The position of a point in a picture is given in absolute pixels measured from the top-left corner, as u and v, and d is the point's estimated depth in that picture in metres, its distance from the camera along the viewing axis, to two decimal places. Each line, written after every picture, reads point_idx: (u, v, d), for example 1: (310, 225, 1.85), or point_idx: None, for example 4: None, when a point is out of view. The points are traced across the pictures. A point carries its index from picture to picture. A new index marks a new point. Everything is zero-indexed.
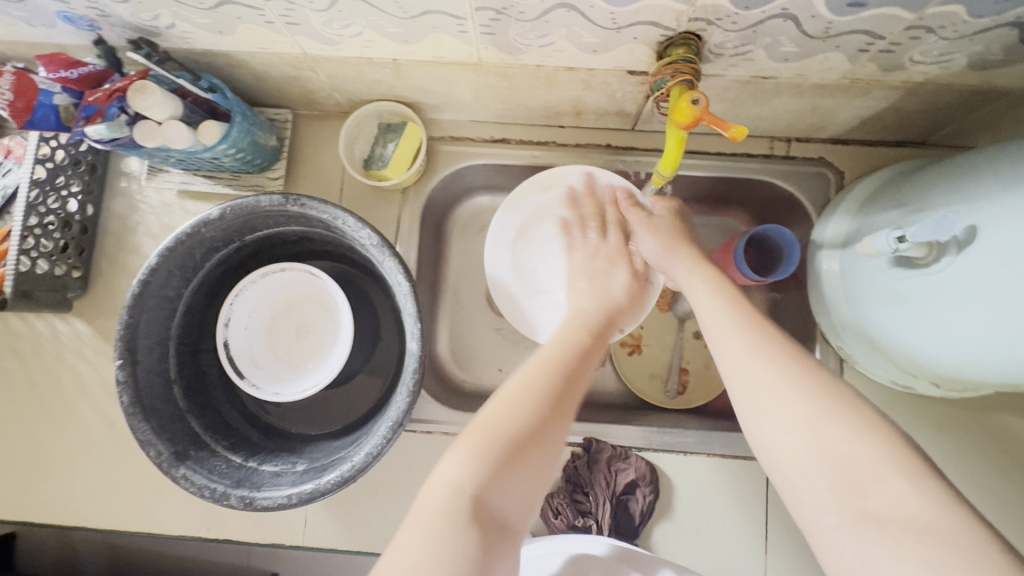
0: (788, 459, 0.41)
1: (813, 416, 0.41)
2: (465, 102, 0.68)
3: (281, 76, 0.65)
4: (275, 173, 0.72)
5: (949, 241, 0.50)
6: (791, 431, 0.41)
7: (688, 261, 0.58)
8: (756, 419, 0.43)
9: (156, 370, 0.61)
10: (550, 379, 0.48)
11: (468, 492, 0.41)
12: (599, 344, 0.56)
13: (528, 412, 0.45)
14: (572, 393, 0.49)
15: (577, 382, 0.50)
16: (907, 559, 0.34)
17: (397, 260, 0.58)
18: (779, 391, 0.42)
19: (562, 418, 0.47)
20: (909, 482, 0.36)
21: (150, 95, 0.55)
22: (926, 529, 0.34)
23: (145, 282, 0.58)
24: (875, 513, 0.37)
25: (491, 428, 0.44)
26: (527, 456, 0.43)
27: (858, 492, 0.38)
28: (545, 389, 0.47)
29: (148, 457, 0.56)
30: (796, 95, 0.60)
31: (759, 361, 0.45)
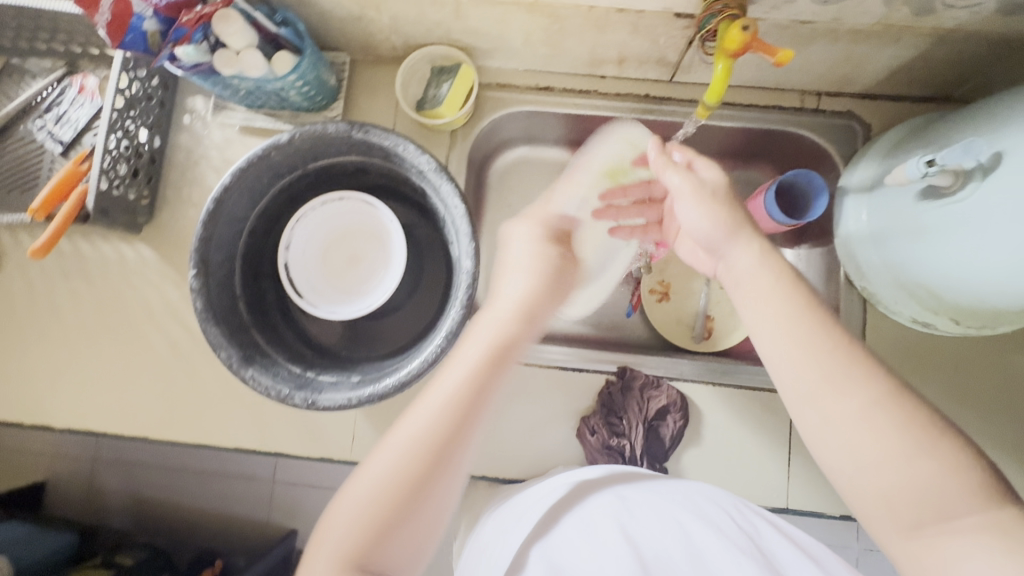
0: (862, 475, 0.43)
1: (901, 452, 0.41)
2: (515, 47, 0.73)
3: (345, 16, 0.69)
4: (333, 112, 0.77)
5: (975, 168, 0.54)
6: (829, 405, 0.43)
7: (754, 249, 0.50)
8: (831, 443, 0.44)
9: (224, 284, 0.65)
10: (434, 437, 0.46)
11: (354, 556, 0.43)
12: (505, 364, 0.50)
13: (400, 483, 0.45)
14: (462, 435, 0.47)
15: (463, 434, 0.47)
16: (976, 553, 0.38)
17: (453, 185, 0.63)
18: (816, 362, 0.44)
19: (442, 476, 0.46)
20: (976, 496, 0.40)
21: (233, 23, 0.60)
22: (995, 527, 0.38)
23: (219, 199, 0.62)
24: (896, 480, 0.41)
25: (369, 503, 0.45)
26: (398, 527, 0.45)
27: (922, 497, 0.41)
28: (421, 450, 0.46)
29: (220, 358, 0.61)
30: (831, 42, 0.64)
31: (832, 378, 0.44)
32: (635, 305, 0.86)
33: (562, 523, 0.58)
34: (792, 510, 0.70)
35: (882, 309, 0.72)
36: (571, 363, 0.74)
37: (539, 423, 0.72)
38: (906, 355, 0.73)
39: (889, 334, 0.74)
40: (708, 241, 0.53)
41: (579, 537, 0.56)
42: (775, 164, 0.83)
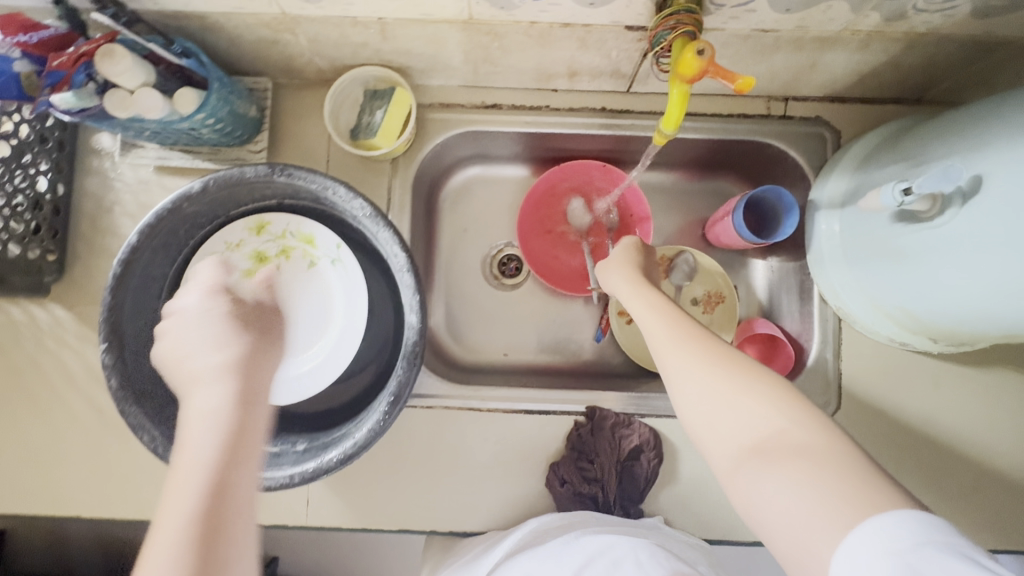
0: (700, 416, 0.43)
1: (723, 383, 0.43)
2: (454, 65, 0.66)
3: (258, 40, 0.61)
4: (257, 146, 0.69)
5: (953, 193, 0.49)
6: (696, 387, 0.44)
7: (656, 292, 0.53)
8: (678, 393, 0.45)
9: (144, 353, 0.58)
10: (207, 488, 0.38)
11: None
12: (260, 418, 0.43)
13: (176, 562, 0.35)
14: (234, 483, 0.39)
15: (236, 475, 0.39)
16: (792, 478, 0.36)
17: (391, 231, 0.57)
18: (676, 341, 0.47)
19: (221, 545, 0.37)
20: (797, 422, 0.39)
21: (120, 60, 0.52)
22: (805, 456, 0.37)
23: (127, 262, 0.55)
24: (758, 443, 0.39)
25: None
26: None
27: (750, 432, 0.40)
28: (197, 500, 0.37)
29: (142, 443, 0.54)
30: (795, 50, 0.59)
31: (680, 341, 0.47)
32: (605, 329, 0.80)
33: None
34: None
35: (859, 328, 0.69)
36: (536, 405, 0.69)
37: (508, 471, 0.68)
38: (882, 373, 0.70)
39: (866, 352, 0.71)
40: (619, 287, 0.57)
41: None
42: (743, 172, 0.78)
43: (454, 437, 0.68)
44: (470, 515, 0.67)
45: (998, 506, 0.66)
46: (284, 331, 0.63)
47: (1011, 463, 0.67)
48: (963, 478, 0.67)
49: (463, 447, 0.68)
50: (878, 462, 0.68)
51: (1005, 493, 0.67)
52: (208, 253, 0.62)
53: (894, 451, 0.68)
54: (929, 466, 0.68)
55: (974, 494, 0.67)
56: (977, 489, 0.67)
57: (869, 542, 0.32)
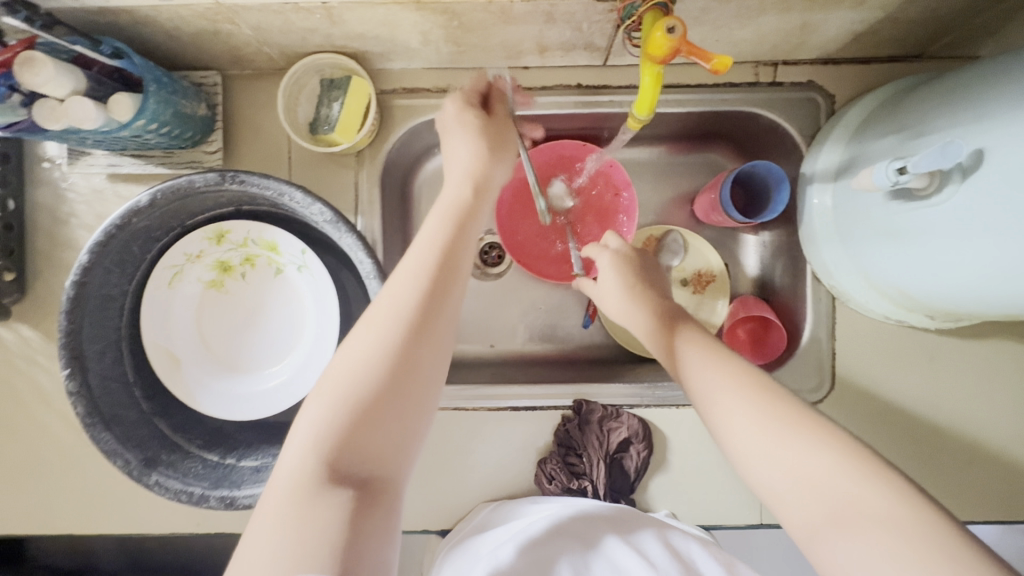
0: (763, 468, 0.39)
1: (782, 435, 0.40)
2: (414, 47, 0.61)
3: (197, 32, 0.56)
4: (212, 146, 0.65)
5: (953, 168, 0.46)
6: (765, 450, 0.40)
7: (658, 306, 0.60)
8: (733, 434, 0.42)
9: (110, 374, 0.57)
10: (410, 307, 0.45)
11: (326, 460, 0.39)
12: (468, 232, 0.51)
13: (376, 370, 0.42)
14: (446, 285, 0.47)
15: (447, 283, 0.47)
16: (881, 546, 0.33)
17: (356, 236, 0.53)
18: (748, 410, 0.42)
19: (425, 348, 0.44)
20: (870, 479, 0.36)
21: (42, 68, 0.47)
22: (884, 524, 0.34)
23: (80, 283, 0.52)
24: (856, 512, 0.35)
25: (341, 394, 0.42)
26: (385, 406, 0.42)
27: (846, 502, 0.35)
28: (405, 315, 0.44)
29: (116, 467, 0.53)
30: (783, 11, 0.54)
31: (720, 368, 0.45)
32: (593, 315, 0.77)
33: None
34: (771, 524, 0.67)
35: (854, 306, 0.66)
36: (524, 403, 0.68)
37: (496, 466, 0.67)
38: (879, 352, 0.68)
39: (862, 330, 0.68)
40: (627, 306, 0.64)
41: None
42: (732, 143, 0.74)
43: (443, 437, 0.67)
44: (459, 514, 0.67)
45: (994, 482, 0.65)
46: (258, 342, 0.63)
47: (1011, 437, 0.66)
48: (960, 453, 0.66)
49: (451, 448, 0.67)
50: (868, 441, 0.67)
51: (1004, 469, 0.65)
52: (169, 267, 0.59)
53: (884, 427, 0.67)
54: (923, 442, 0.67)
55: (967, 469, 0.66)
56: (970, 462, 0.66)
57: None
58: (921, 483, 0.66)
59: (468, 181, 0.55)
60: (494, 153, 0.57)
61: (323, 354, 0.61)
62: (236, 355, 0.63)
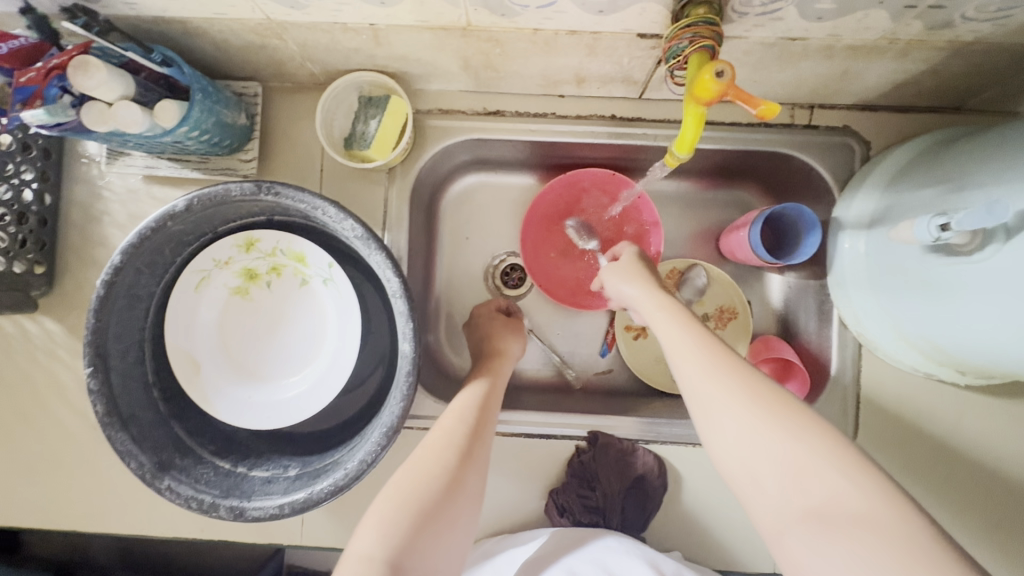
0: (741, 466, 0.41)
1: (759, 425, 0.41)
2: (453, 70, 0.61)
3: (245, 45, 0.57)
4: (248, 154, 0.66)
5: (997, 228, 0.45)
6: (748, 441, 0.41)
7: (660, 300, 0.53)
8: (715, 433, 0.43)
9: (131, 374, 0.57)
10: (460, 430, 0.52)
11: (387, 559, 0.42)
12: (501, 387, 0.60)
13: (432, 479, 0.48)
14: (487, 422, 0.55)
15: (487, 420, 0.55)
16: (846, 551, 0.34)
17: (384, 254, 0.53)
18: (731, 406, 0.43)
19: (472, 467, 0.51)
20: (845, 475, 0.37)
21: (95, 72, 0.48)
22: (862, 521, 0.34)
23: (110, 283, 0.53)
24: (817, 508, 0.37)
25: (400, 501, 0.46)
26: (439, 513, 0.46)
27: (803, 492, 0.38)
28: (457, 438, 0.51)
29: (129, 469, 0.53)
30: (825, 58, 0.54)
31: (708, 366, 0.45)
32: (611, 344, 0.76)
33: None
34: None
35: (880, 356, 0.65)
36: (538, 430, 0.66)
37: (505, 496, 0.66)
38: (904, 403, 0.66)
39: (887, 380, 0.67)
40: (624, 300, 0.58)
41: None
42: (762, 182, 0.73)
43: None
44: None
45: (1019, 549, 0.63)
46: (278, 352, 0.63)
47: None
48: (985, 516, 0.64)
49: None
50: None
51: None
52: (197, 271, 0.60)
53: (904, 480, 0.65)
54: (944, 501, 0.64)
55: (992, 534, 0.63)
56: (994, 526, 0.64)
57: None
58: None
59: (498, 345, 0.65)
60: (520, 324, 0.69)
61: (342, 369, 0.60)
62: (255, 363, 0.62)
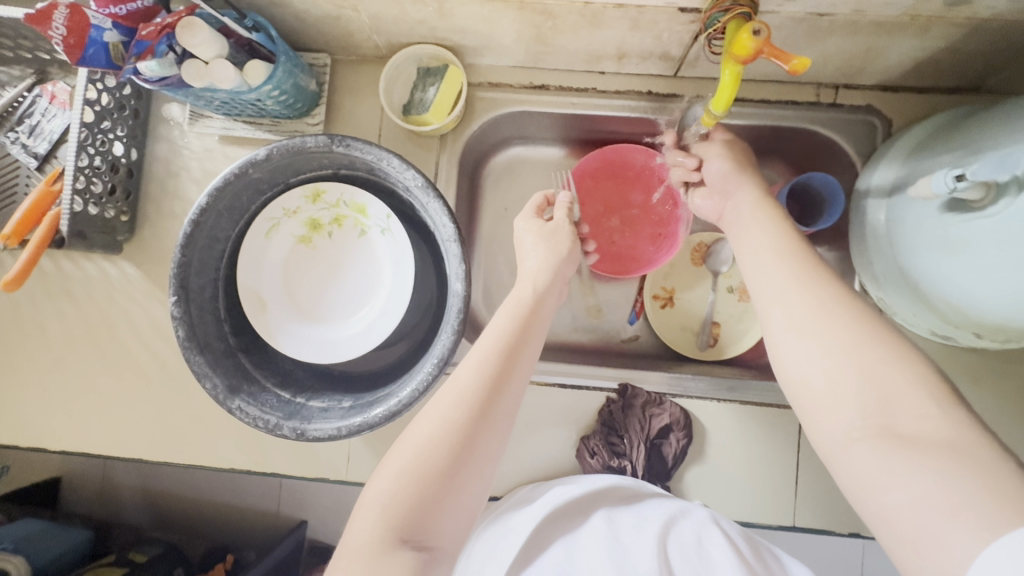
0: (821, 380, 0.43)
1: (851, 341, 0.43)
2: (505, 44, 0.67)
3: (322, 16, 0.64)
4: (315, 118, 0.72)
5: (1010, 181, 0.49)
6: (833, 357, 0.43)
7: (754, 193, 0.59)
8: (794, 348, 0.45)
9: (206, 307, 0.63)
10: (476, 391, 0.49)
11: (393, 523, 0.42)
12: (531, 333, 0.55)
13: (439, 442, 0.46)
14: (510, 372, 0.51)
15: (511, 371, 0.51)
16: (926, 465, 0.36)
17: (441, 202, 0.59)
18: (826, 318, 0.44)
19: (486, 427, 0.48)
20: (936, 404, 0.38)
21: (199, 32, 0.55)
22: (947, 445, 0.36)
23: (196, 222, 0.59)
24: (899, 429, 0.38)
25: (405, 466, 0.45)
26: (447, 479, 0.44)
27: (886, 412, 0.39)
28: (471, 398, 0.48)
29: (205, 389, 0.59)
30: (851, 34, 0.58)
31: (797, 276, 0.48)
32: (639, 312, 0.82)
33: (552, 546, 0.63)
34: (801, 529, 0.68)
35: (900, 321, 0.69)
36: (571, 380, 0.71)
37: (538, 438, 0.70)
38: None
39: None
40: (717, 179, 0.63)
41: (566, 555, 0.61)
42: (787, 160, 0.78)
43: None
44: (500, 484, 0.70)
45: None
46: (335, 296, 0.68)
47: None
48: None
49: None
50: None
51: None
52: (268, 219, 0.66)
53: None
54: None
55: None
56: None
57: (999, 558, 0.30)
58: None
59: (530, 285, 0.60)
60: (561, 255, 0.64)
61: (395, 313, 0.66)
62: (314, 306, 0.68)
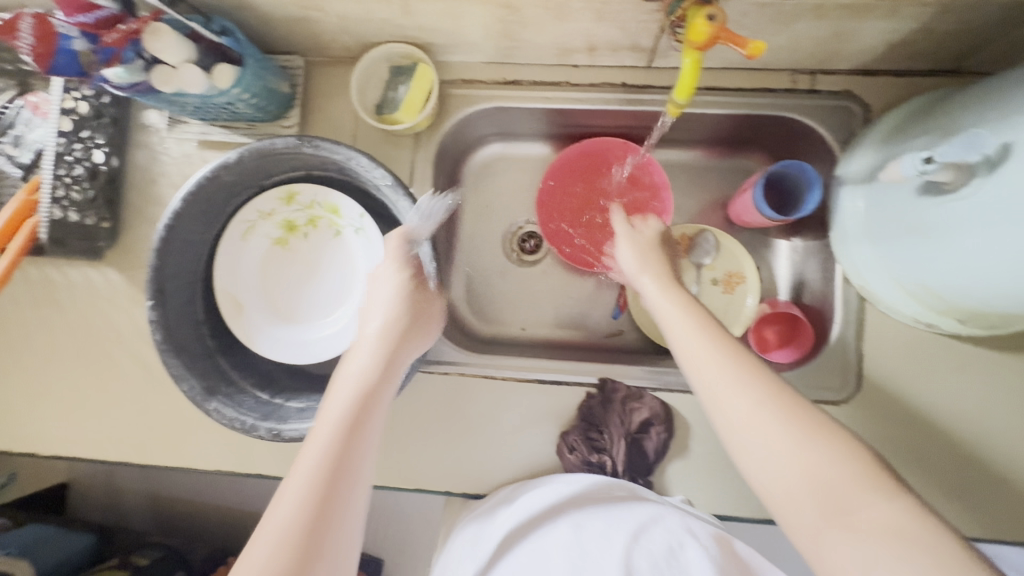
0: (773, 475, 0.42)
1: (792, 443, 0.42)
2: (474, 40, 0.67)
3: (290, 18, 0.64)
4: (289, 121, 0.73)
5: (979, 162, 0.47)
6: (780, 451, 0.42)
7: (678, 294, 0.57)
8: (747, 448, 0.44)
9: (185, 310, 0.63)
10: (337, 432, 0.46)
11: None
12: (388, 374, 0.53)
13: (303, 503, 0.41)
14: (366, 412, 0.48)
15: (371, 409, 0.49)
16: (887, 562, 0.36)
17: (411, 200, 0.59)
18: (760, 418, 0.44)
19: (350, 476, 0.44)
20: (882, 494, 0.38)
21: (165, 37, 0.56)
22: (897, 530, 0.36)
23: (170, 226, 0.60)
24: (857, 523, 0.38)
25: (276, 535, 0.40)
26: (319, 540, 0.40)
27: (841, 503, 0.39)
28: (333, 445, 0.45)
29: (182, 391, 0.59)
30: (820, 18, 0.58)
31: (729, 365, 0.47)
32: (623, 306, 0.80)
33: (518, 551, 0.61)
34: None
35: (884, 309, 0.67)
36: (550, 375, 0.71)
37: (517, 437, 0.70)
38: (906, 357, 0.68)
39: (892, 336, 0.69)
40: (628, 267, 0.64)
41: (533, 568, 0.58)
42: (767, 148, 0.77)
43: (468, 403, 0.70)
44: (480, 482, 0.69)
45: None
46: (312, 297, 0.69)
47: None
48: (992, 467, 0.65)
49: (475, 418, 0.70)
50: (890, 442, 0.66)
51: None
52: (244, 221, 0.66)
53: (908, 431, 0.67)
54: (951, 453, 0.66)
55: (997, 483, 0.64)
56: (1004, 477, 0.65)
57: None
58: (950, 492, 0.65)
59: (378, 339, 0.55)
60: (405, 329, 0.57)
61: None
62: (292, 307, 0.69)
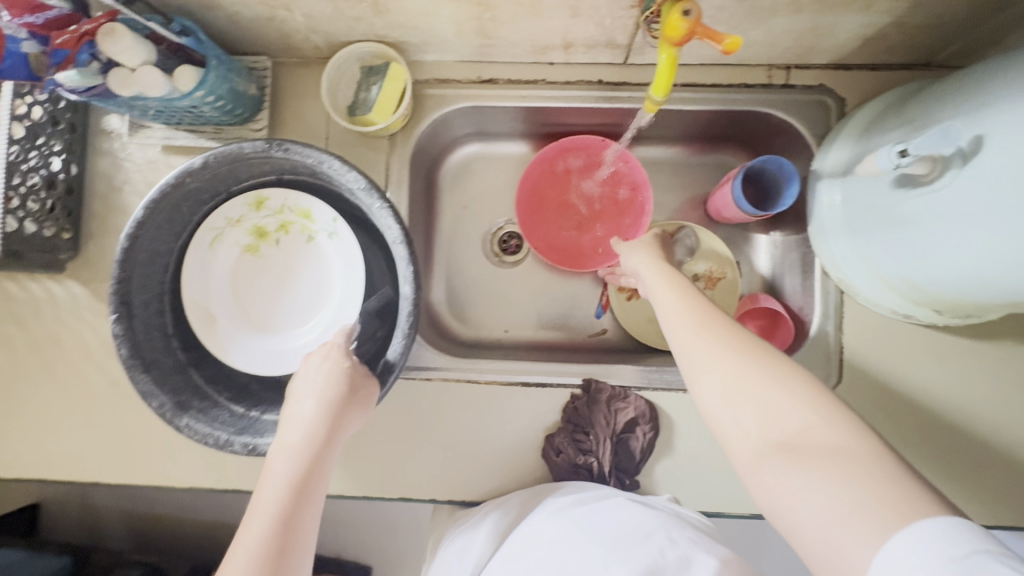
0: (727, 414, 0.43)
1: (742, 372, 0.43)
2: (448, 39, 0.66)
3: (256, 17, 0.62)
4: (259, 123, 0.70)
5: (953, 154, 0.47)
6: (729, 381, 0.43)
7: (663, 270, 0.56)
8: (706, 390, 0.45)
9: (152, 323, 0.61)
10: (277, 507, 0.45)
11: None
12: (335, 435, 0.51)
13: None
14: (309, 482, 0.48)
15: (315, 478, 0.48)
16: (821, 476, 0.36)
17: (387, 204, 0.57)
18: (717, 352, 0.45)
19: (293, 552, 0.44)
20: (817, 413, 0.39)
21: (121, 38, 0.53)
22: (841, 451, 0.36)
23: (133, 236, 0.57)
24: (793, 443, 0.38)
25: None
26: None
27: (782, 428, 0.40)
28: (273, 523, 0.44)
29: (151, 408, 0.57)
30: (795, 12, 0.58)
31: (706, 331, 0.47)
32: (606, 305, 0.80)
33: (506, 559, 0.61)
34: None
35: (862, 301, 0.68)
36: (535, 378, 0.70)
37: (503, 442, 0.68)
38: (885, 347, 0.69)
39: (871, 327, 0.70)
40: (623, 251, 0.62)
41: None
42: (745, 144, 0.77)
43: (452, 408, 0.69)
44: (466, 489, 0.68)
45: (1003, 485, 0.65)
46: (286, 305, 0.67)
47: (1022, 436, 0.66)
48: (970, 452, 0.66)
49: (459, 424, 0.69)
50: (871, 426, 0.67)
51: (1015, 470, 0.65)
52: (211, 229, 0.64)
53: (889, 418, 0.67)
54: (930, 438, 0.67)
55: (976, 469, 0.66)
56: (982, 462, 0.66)
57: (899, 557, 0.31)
58: (931, 479, 0.65)
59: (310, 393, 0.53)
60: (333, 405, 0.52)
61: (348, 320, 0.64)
62: (265, 317, 0.67)
